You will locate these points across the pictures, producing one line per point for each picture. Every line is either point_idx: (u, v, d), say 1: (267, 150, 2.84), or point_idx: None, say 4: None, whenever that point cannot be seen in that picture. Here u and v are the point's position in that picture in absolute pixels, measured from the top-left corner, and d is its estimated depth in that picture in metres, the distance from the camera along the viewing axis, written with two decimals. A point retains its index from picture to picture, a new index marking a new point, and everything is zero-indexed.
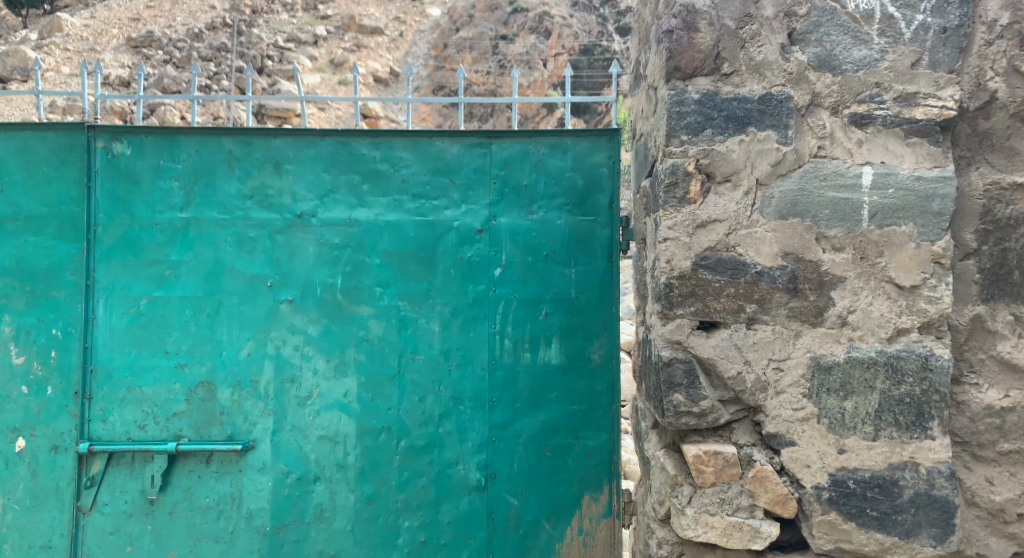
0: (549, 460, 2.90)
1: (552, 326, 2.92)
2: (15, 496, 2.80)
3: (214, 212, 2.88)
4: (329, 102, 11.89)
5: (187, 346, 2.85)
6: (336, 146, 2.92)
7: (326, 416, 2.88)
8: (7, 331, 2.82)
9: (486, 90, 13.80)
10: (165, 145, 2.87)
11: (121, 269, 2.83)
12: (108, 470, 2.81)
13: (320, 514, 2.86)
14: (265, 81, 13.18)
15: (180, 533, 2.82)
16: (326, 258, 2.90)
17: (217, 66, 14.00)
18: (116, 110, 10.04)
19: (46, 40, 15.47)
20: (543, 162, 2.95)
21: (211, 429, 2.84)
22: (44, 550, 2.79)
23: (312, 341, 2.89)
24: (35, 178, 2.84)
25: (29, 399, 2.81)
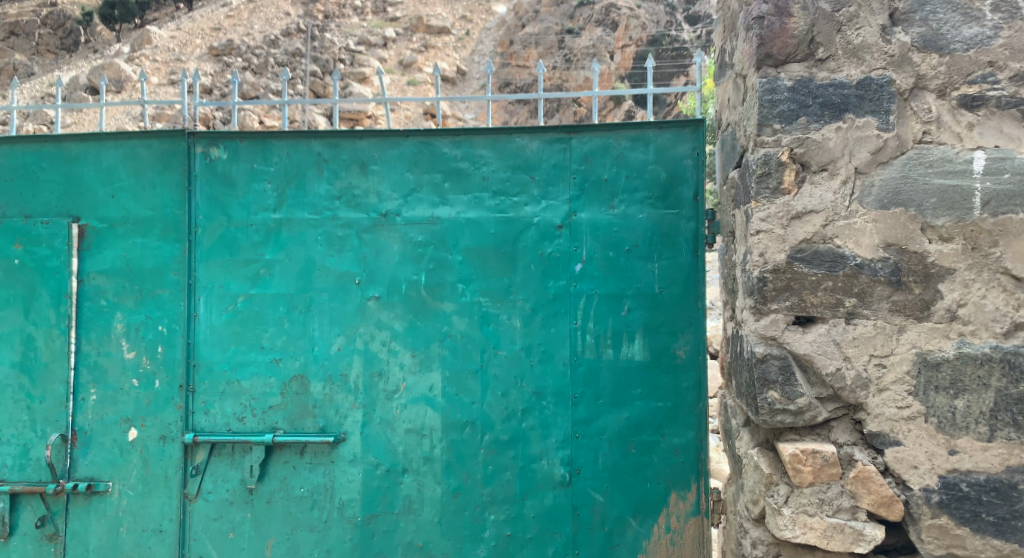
0: (634, 457, 2.88)
1: (635, 321, 2.89)
2: (129, 482, 2.97)
3: (304, 213, 2.98)
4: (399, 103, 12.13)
5: (282, 342, 2.97)
6: (419, 145, 2.98)
7: (412, 409, 2.95)
8: (119, 327, 3.00)
9: (554, 84, 13.76)
10: (259, 149, 3.00)
11: (219, 268, 2.98)
12: (211, 459, 2.96)
13: (408, 506, 2.93)
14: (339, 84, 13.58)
15: (278, 521, 2.95)
16: (409, 256, 2.96)
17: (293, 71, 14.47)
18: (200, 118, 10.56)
19: (138, 52, 16.36)
20: (624, 155, 2.92)
21: (304, 421, 2.95)
22: (155, 534, 2.96)
23: (398, 337, 2.96)
24: (142, 183, 3.01)
25: (139, 391, 2.98)
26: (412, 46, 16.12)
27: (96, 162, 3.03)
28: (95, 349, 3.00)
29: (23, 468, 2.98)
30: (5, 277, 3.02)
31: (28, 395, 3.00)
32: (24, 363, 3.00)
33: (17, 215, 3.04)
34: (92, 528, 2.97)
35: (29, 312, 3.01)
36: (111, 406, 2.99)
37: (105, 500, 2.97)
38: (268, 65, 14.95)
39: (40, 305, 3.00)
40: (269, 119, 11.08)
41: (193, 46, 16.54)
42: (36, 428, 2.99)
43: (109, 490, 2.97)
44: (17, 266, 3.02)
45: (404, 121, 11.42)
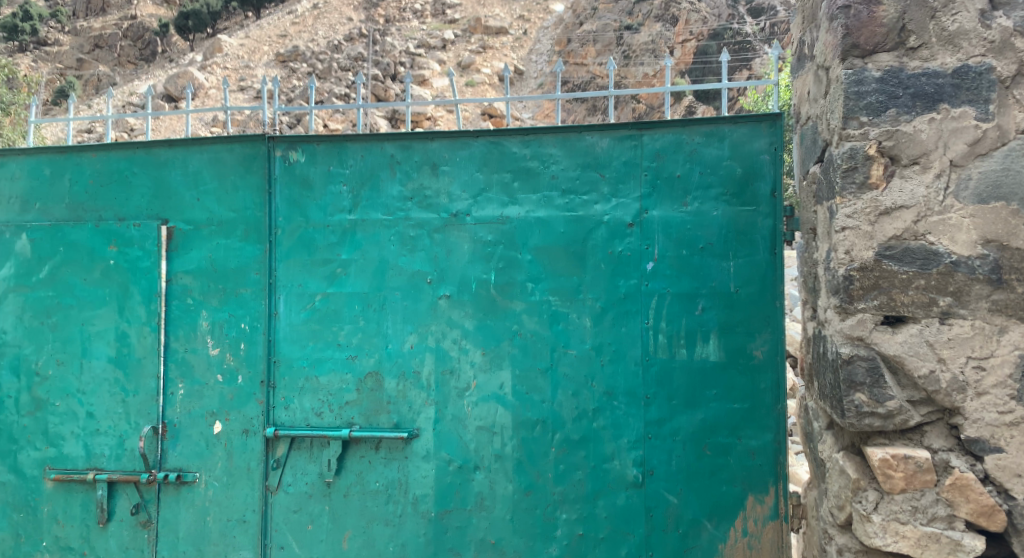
0: (709, 459, 2.83)
1: (709, 321, 2.84)
2: (215, 473, 3.09)
3: (378, 213, 3.05)
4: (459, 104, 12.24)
5: (357, 339, 3.04)
6: (489, 146, 3.00)
7: (483, 407, 2.97)
8: (204, 325, 3.13)
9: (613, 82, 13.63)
10: (335, 152, 3.08)
11: (298, 268, 3.07)
12: (290, 453, 3.06)
13: (480, 502, 2.96)
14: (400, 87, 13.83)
15: (355, 515, 3.02)
16: (479, 255, 2.99)
17: (353, 74, 14.72)
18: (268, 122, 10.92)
19: (210, 61, 17.05)
20: (697, 151, 2.87)
21: (379, 417, 3.02)
22: (239, 524, 3.08)
23: (468, 336, 2.99)
24: (226, 187, 3.14)
25: (223, 387, 3.10)
26: (470, 47, 16.19)
27: (183, 167, 3.17)
28: (183, 346, 3.14)
29: (118, 457, 3.14)
30: (100, 277, 3.19)
31: (123, 389, 3.15)
32: (118, 358, 3.16)
33: (111, 218, 3.20)
34: (182, 516, 3.10)
35: (123, 310, 3.17)
36: (198, 400, 3.12)
37: (193, 490, 3.10)
38: (331, 70, 15.32)
39: (133, 303, 3.16)
40: (332, 122, 11.35)
41: (262, 54, 17.13)
42: (131, 420, 3.14)
43: (196, 481, 3.10)
44: (112, 267, 3.18)
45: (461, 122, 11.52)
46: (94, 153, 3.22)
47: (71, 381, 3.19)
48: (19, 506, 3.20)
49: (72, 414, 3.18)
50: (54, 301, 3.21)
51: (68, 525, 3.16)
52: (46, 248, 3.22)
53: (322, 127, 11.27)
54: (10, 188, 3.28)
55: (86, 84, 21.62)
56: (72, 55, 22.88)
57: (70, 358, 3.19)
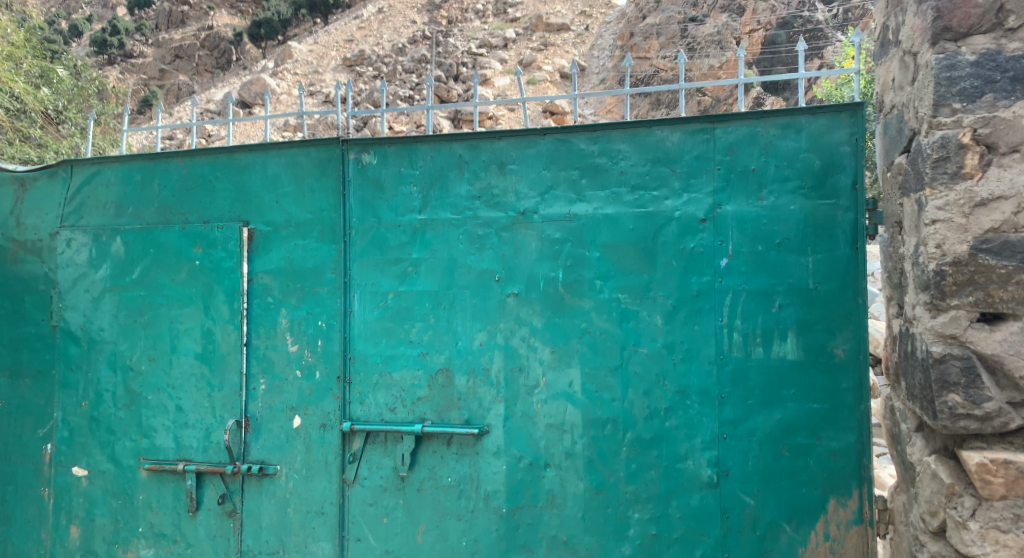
0: (787, 460, 2.76)
1: (787, 318, 2.77)
2: (294, 466, 3.20)
3: (447, 213, 3.09)
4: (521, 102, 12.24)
5: (428, 336, 3.09)
6: (556, 143, 3.00)
7: (553, 405, 2.97)
8: (284, 322, 3.24)
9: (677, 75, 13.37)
10: (405, 153, 3.14)
11: (371, 267, 3.15)
12: (366, 447, 3.13)
13: (551, 500, 2.96)
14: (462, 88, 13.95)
15: (428, 509, 3.07)
16: (547, 253, 2.99)
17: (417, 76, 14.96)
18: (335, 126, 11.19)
19: (281, 68, 17.62)
20: (773, 144, 2.80)
21: (450, 413, 3.06)
22: (318, 516, 3.17)
23: (537, 333, 2.99)
24: (302, 190, 3.24)
25: (302, 382, 3.20)
26: (532, 45, 16.17)
27: (262, 171, 3.28)
28: (264, 342, 3.26)
29: (205, 449, 3.29)
30: (187, 277, 3.33)
31: (209, 383, 3.29)
32: (204, 354, 3.30)
33: (196, 220, 3.35)
34: (264, 506, 3.22)
35: (208, 308, 3.31)
36: (278, 396, 3.23)
37: (274, 481, 3.22)
38: (396, 73, 15.59)
39: (217, 302, 3.29)
40: (397, 124, 11.55)
41: (330, 60, 17.58)
42: (216, 414, 3.28)
43: (277, 473, 3.21)
44: (197, 267, 3.32)
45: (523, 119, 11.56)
46: (181, 159, 3.38)
47: (162, 376, 3.35)
48: (117, 494, 3.38)
49: (163, 407, 3.34)
50: (146, 300, 3.38)
51: (160, 512, 3.33)
52: (138, 250, 3.40)
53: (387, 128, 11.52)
54: (106, 194, 3.47)
55: (168, 93, 22.67)
56: (155, 66, 24.02)
57: (160, 355, 3.35)
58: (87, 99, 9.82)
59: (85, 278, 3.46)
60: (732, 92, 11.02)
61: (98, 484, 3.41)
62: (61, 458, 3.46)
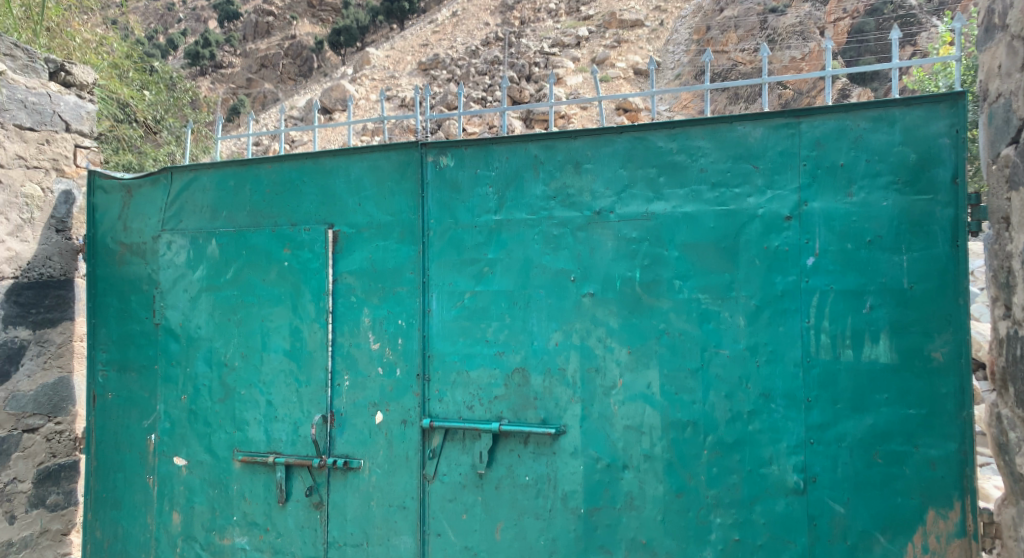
0: (880, 467, 2.65)
1: (879, 320, 2.66)
2: (377, 460, 3.29)
3: (522, 213, 3.12)
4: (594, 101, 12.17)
5: (504, 336, 3.12)
6: (633, 141, 2.97)
7: (631, 406, 2.95)
8: (366, 321, 3.33)
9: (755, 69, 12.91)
10: (482, 155, 3.18)
11: (448, 268, 3.20)
12: (445, 444, 3.19)
13: (630, 502, 2.93)
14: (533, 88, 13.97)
15: (506, 507, 3.10)
16: (624, 252, 2.97)
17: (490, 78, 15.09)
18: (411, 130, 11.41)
19: (359, 74, 18.11)
20: (863, 137, 2.69)
21: (527, 412, 3.08)
22: (400, 510, 3.25)
23: (614, 334, 2.97)
24: (383, 192, 3.32)
25: (384, 379, 3.29)
26: (605, 42, 16.00)
27: (345, 175, 3.39)
28: (347, 340, 3.36)
29: (294, 443, 3.42)
30: (276, 278, 3.48)
31: (297, 379, 3.43)
32: (292, 351, 3.44)
33: (284, 223, 3.49)
34: (348, 499, 3.33)
35: (295, 308, 3.44)
36: (361, 392, 3.33)
37: (358, 475, 3.31)
38: (469, 76, 15.78)
39: (304, 301, 3.42)
40: (470, 126, 11.67)
41: (405, 64, 17.99)
42: (304, 408, 3.41)
43: (361, 467, 3.31)
44: (286, 268, 3.46)
45: (595, 117, 11.52)
46: (270, 165, 3.52)
47: (253, 372, 3.50)
48: (213, 483, 3.56)
49: (254, 402, 3.50)
50: (238, 300, 3.54)
51: (253, 502, 3.48)
52: (232, 252, 3.56)
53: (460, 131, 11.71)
54: (202, 199, 3.66)
55: (254, 101, 23.71)
56: (242, 76, 25.17)
57: (252, 352, 3.51)
58: (183, 109, 10.43)
59: (184, 278, 3.66)
60: (816, 84, 10.58)
61: (196, 473, 3.60)
62: (164, 448, 3.67)
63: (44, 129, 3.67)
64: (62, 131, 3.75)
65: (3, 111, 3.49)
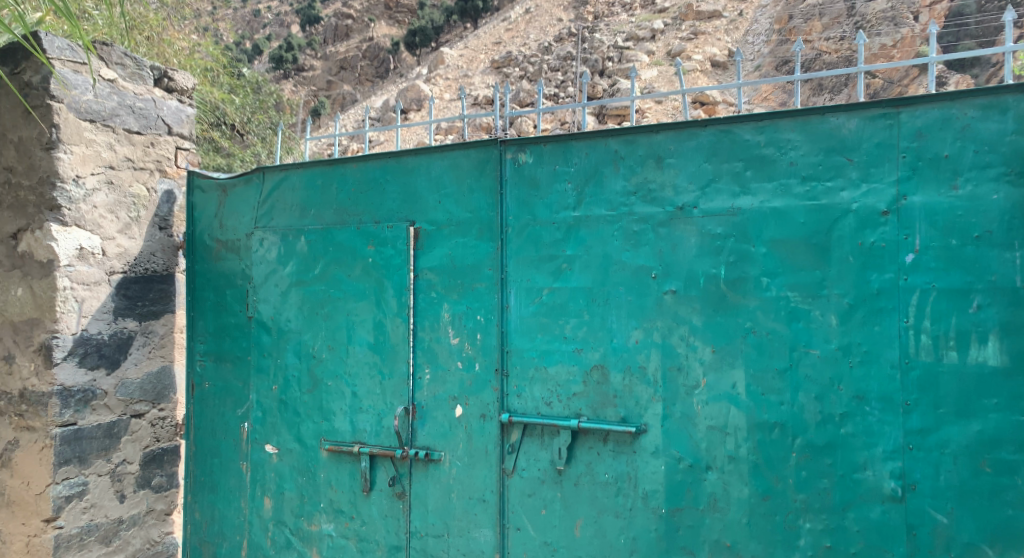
0: (988, 477, 2.50)
1: (988, 320, 2.51)
2: (457, 453, 3.34)
3: (602, 209, 3.10)
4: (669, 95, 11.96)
5: (583, 333, 3.11)
6: (718, 134, 2.91)
7: (715, 406, 2.89)
8: (446, 316, 3.38)
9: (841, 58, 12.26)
10: (561, 151, 3.18)
11: (527, 264, 3.22)
12: (524, 439, 3.21)
13: (714, 503, 2.87)
14: (608, 83, 13.84)
15: (585, 504, 3.09)
16: (708, 248, 2.91)
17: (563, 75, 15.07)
18: (484, 127, 11.52)
19: (434, 74, 18.43)
20: (971, 127, 2.55)
21: (606, 410, 3.06)
22: (480, 503, 3.28)
23: (697, 332, 2.92)
24: (463, 189, 3.37)
25: (463, 373, 3.33)
26: (682, 34, 15.65)
27: (427, 173, 3.45)
28: (429, 335, 3.42)
29: (378, 434, 3.51)
30: (361, 273, 3.57)
31: (380, 371, 3.52)
32: (376, 345, 3.53)
33: (368, 220, 3.58)
34: (430, 491, 3.39)
35: (379, 303, 3.53)
36: (441, 385, 3.38)
37: (439, 467, 3.37)
38: (542, 72, 15.80)
39: (386, 296, 3.51)
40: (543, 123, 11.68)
41: (479, 63, 18.23)
42: (387, 400, 3.50)
43: (441, 459, 3.37)
44: (370, 264, 3.55)
45: (671, 112, 11.34)
46: (356, 164, 3.63)
47: (339, 364, 3.62)
48: (302, 471, 3.70)
49: (340, 393, 3.61)
50: (325, 294, 3.66)
51: (339, 490, 3.60)
52: (319, 248, 3.69)
53: (532, 128, 11.74)
54: (292, 198, 3.80)
55: (334, 104, 24.72)
56: (324, 79, 26.22)
57: (338, 345, 3.62)
58: (269, 112, 10.92)
59: (275, 273, 3.82)
60: (908, 72, 10.04)
61: (286, 461, 3.75)
62: (256, 435, 3.84)
63: (149, 133, 3.90)
64: (165, 134, 3.98)
65: (115, 117, 3.71)
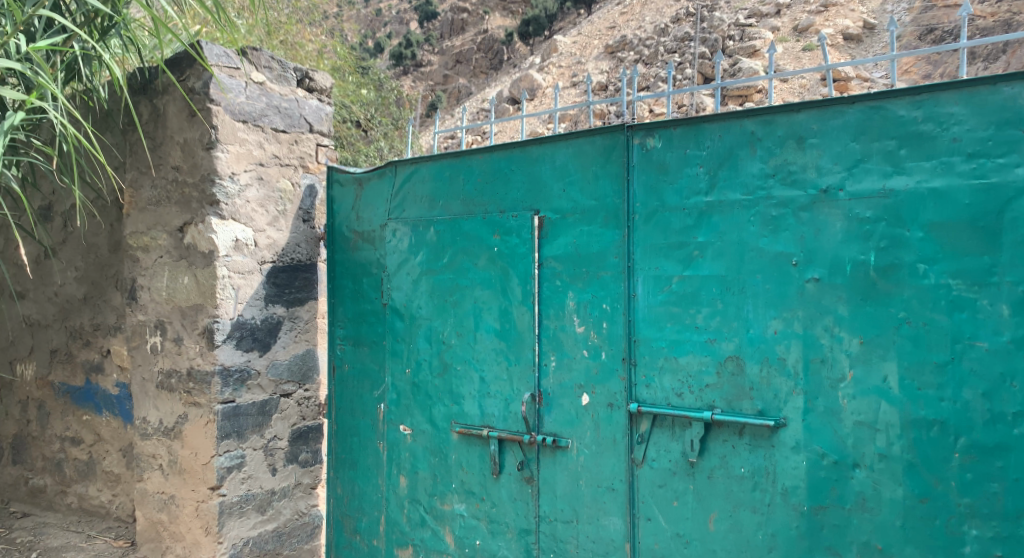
0: None
1: None
2: (585, 441, 3.34)
3: (736, 194, 2.98)
4: (796, 73, 11.35)
5: (716, 322, 3.01)
6: (867, 111, 2.73)
7: (863, 401, 2.73)
8: (571, 304, 3.38)
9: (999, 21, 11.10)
10: (692, 135, 3.08)
11: (655, 251, 3.15)
12: (653, 429, 3.16)
13: (863, 503, 2.72)
14: (729, 63, 13.31)
15: (720, 497, 3.01)
16: (856, 233, 2.74)
17: (681, 57, 14.65)
18: (599, 114, 11.43)
19: (547, 63, 18.47)
20: None
21: (742, 402, 2.96)
22: (609, 491, 3.27)
23: (843, 322, 2.76)
24: (588, 177, 3.35)
25: (589, 361, 3.33)
26: (810, 7, 14.72)
27: (552, 162, 3.46)
28: (554, 323, 3.44)
29: (506, 418, 3.58)
30: (487, 263, 3.64)
31: (507, 357, 3.58)
32: (502, 332, 3.59)
33: (494, 210, 3.64)
34: (558, 477, 3.42)
35: (504, 291, 3.58)
36: (568, 373, 3.39)
37: (566, 454, 3.39)
38: (658, 55, 15.44)
39: (512, 285, 3.55)
40: (658, 106, 11.42)
41: (593, 50, 18.07)
42: (514, 386, 3.56)
43: (569, 446, 3.38)
44: (496, 253, 3.61)
45: (798, 91, 10.77)
46: (482, 155, 3.69)
47: (468, 350, 3.71)
48: (434, 452, 3.84)
49: (469, 378, 3.71)
50: (453, 283, 3.76)
51: (469, 472, 3.71)
52: (447, 238, 3.79)
53: (647, 112, 11.44)
54: (421, 189, 3.92)
55: (450, 97, 25.31)
56: (441, 73, 26.95)
57: (466, 331, 3.72)
58: (389, 107, 11.30)
59: (407, 262, 3.96)
60: None
61: (420, 442, 3.90)
62: (392, 416, 4.02)
63: (293, 131, 4.15)
64: (307, 132, 4.23)
65: (263, 117, 3.98)
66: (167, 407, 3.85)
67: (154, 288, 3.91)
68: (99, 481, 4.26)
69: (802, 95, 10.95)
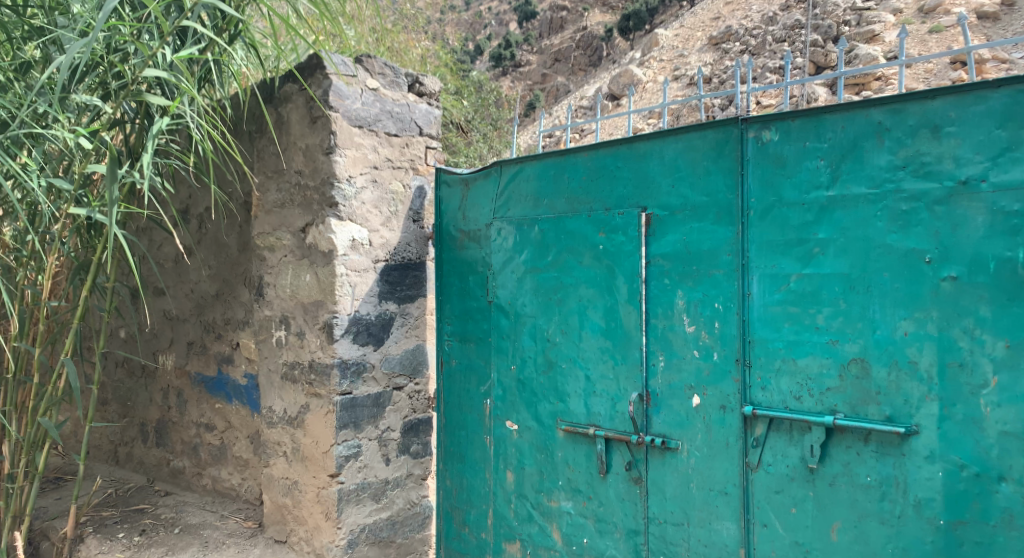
0: None
1: None
2: (695, 443, 3.26)
3: (862, 187, 2.82)
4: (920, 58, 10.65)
5: (839, 323, 2.86)
6: (1014, 96, 2.53)
7: (1009, 409, 2.53)
8: (681, 303, 3.31)
9: None
10: (812, 126, 2.94)
11: (771, 248, 3.03)
12: (770, 433, 3.04)
13: (1009, 520, 2.52)
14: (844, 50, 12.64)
15: (844, 506, 2.86)
16: (1001, 229, 2.55)
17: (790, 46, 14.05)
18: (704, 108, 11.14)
19: (648, 58, 18.19)
20: None
21: (868, 408, 2.80)
22: (721, 495, 3.18)
23: (985, 324, 2.57)
24: (699, 172, 3.26)
25: (700, 362, 3.24)
26: None
27: (660, 157, 3.40)
28: (663, 322, 3.37)
29: (613, 418, 3.55)
30: (593, 261, 3.62)
31: (613, 356, 3.55)
32: (609, 330, 3.56)
33: (600, 208, 3.61)
34: (668, 478, 3.36)
35: (611, 289, 3.55)
36: (677, 373, 3.32)
37: (676, 456, 3.32)
38: (766, 45, 14.87)
39: (619, 283, 3.52)
40: (767, 98, 11.01)
41: (696, 43, 17.65)
42: (621, 385, 3.52)
43: (679, 448, 3.31)
44: (602, 251, 3.58)
45: (924, 77, 10.10)
46: (587, 153, 3.67)
47: (574, 348, 3.71)
48: (541, 449, 3.86)
49: (575, 375, 3.70)
50: (559, 281, 3.77)
51: (576, 470, 3.70)
52: (552, 237, 3.80)
53: (755, 105, 11.05)
54: (526, 188, 3.95)
55: (549, 97, 25.41)
56: (540, 72, 27.10)
57: (571, 329, 3.72)
58: (489, 108, 11.46)
59: (512, 261, 4.00)
60: None
61: (526, 438, 3.93)
62: (498, 412, 4.07)
63: (404, 134, 4.28)
64: (417, 135, 4.35)
65: (377, 122, 4.13)
66: (291, 397, 4.07)
67: (278, 285, 4.14)
68: (230, 465, 4.57)
69: (928, 81, 10.26)
